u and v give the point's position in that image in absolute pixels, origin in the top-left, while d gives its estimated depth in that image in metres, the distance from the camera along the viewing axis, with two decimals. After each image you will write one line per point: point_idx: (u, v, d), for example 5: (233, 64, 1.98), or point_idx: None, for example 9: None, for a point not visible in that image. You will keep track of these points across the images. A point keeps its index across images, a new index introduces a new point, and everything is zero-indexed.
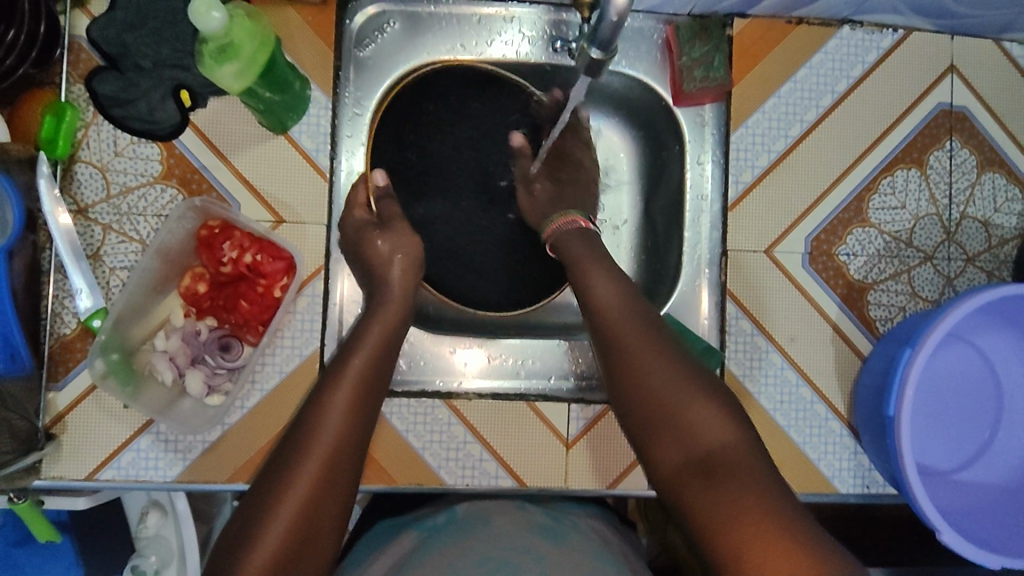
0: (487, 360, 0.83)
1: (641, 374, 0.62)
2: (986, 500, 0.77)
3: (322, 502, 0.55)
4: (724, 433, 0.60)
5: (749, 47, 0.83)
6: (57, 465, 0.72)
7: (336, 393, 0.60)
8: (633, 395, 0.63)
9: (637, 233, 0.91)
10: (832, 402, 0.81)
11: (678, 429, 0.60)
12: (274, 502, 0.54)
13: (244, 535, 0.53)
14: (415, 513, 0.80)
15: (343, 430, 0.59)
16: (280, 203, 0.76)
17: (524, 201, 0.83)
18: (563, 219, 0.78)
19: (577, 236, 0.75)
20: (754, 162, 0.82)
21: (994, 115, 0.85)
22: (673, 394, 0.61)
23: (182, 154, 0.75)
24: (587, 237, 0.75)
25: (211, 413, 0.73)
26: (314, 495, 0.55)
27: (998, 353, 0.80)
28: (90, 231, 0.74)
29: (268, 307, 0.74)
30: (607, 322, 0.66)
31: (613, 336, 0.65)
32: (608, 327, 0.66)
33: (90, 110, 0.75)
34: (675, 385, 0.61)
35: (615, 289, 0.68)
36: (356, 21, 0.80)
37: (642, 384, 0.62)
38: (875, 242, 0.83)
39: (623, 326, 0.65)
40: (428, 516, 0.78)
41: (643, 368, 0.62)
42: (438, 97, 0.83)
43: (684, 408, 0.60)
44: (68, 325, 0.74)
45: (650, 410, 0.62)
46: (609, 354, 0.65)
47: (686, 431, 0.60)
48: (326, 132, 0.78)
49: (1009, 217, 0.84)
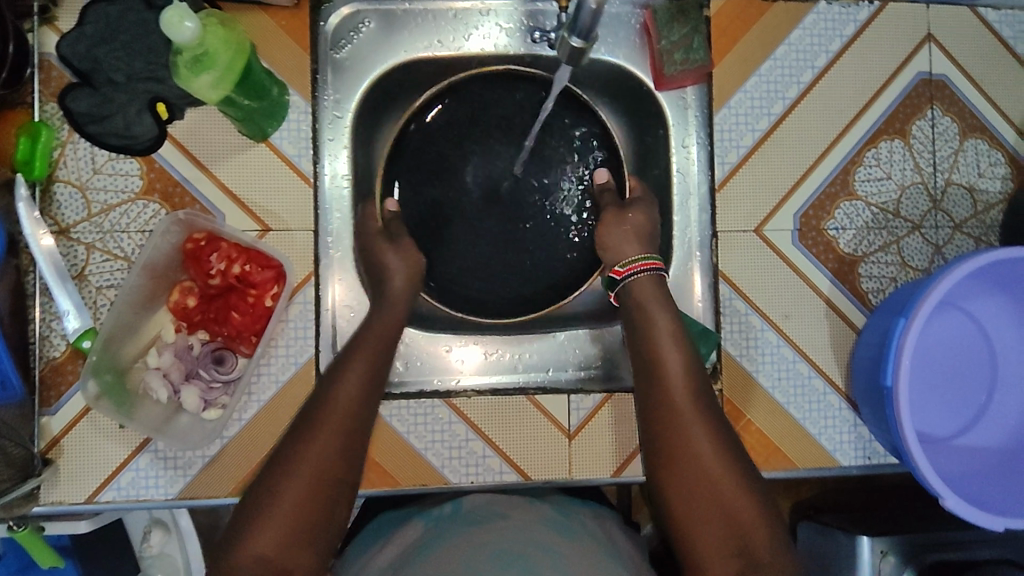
0: (484, 356, 0.83)
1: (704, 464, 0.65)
2: (986, 463, 0.78)
3: (322, 500, 0.57)
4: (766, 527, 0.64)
5: (728, 26, 0.82)
6: (55, 490, 0.71)
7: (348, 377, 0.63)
8: (680, 464, 0.66)
9: None
10: (829, 376, 0.82)
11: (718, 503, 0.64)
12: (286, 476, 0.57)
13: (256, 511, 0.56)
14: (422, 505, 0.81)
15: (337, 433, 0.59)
16: (264, 212, 0.75)
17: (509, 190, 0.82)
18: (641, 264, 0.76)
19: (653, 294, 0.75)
20: (738, 142, 0.82)
21: (972, 81, 0.85)
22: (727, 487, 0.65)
23: (163, 168, 0.74)
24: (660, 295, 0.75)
25: (210, 427, 0.72)
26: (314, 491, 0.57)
27: (990, 317, 0.80)
28: (74, 251, 0.73)
29: (260, 317, 0.73)
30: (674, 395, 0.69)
31: (675, 409, 0.68)
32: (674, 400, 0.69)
33: (65, 128, 0.74)
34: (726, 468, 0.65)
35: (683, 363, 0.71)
36: (331, 22, 0.80)
37: (697, 458, 0.66)
38: (863, 215, 0.83)
39: (690, 407, 0.68)
40: (433, 507, 0.78)
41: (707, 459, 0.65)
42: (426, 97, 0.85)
43: (736, 499, 0.64)
44: (58, 347, 0.72)
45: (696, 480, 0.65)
46: (667, 424, 0.68)
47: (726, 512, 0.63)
48: (308, 137, 0.77)
49: (993, 182, 0.85)
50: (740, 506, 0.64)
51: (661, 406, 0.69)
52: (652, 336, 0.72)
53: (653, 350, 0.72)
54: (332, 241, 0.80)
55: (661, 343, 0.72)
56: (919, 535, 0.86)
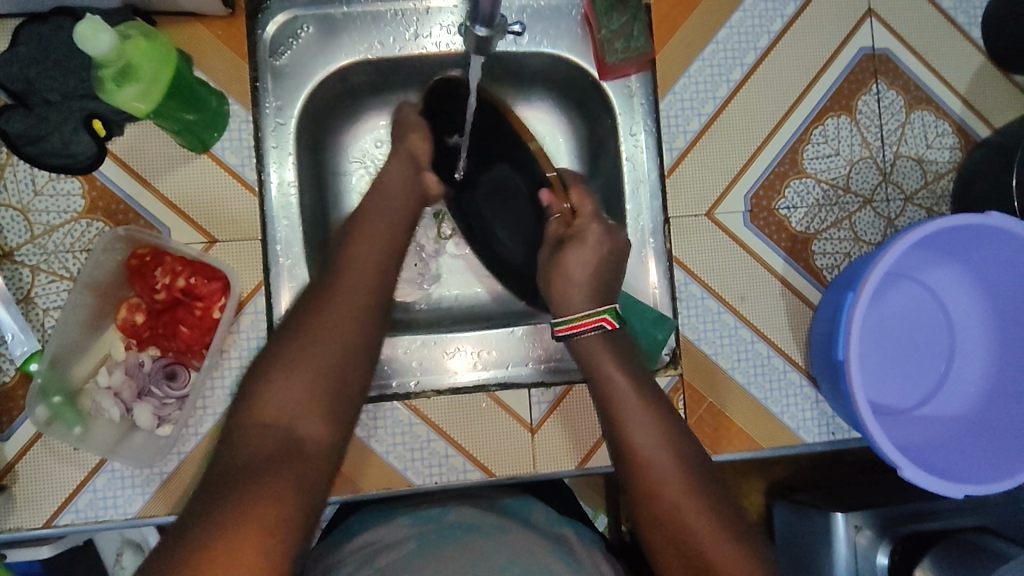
0: (459, 355, 0.83)
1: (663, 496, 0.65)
2: (948, 432, 0.78)
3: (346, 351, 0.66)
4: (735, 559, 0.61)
5: (667, 12, 0.82)
6: (12, 517, 0.71)
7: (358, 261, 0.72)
8: (663, 534, 0.65)
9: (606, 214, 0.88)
10: (788, 354, 0.82)
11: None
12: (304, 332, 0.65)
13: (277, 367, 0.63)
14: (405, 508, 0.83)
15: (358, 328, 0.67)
16: (211, 223, 0.75)
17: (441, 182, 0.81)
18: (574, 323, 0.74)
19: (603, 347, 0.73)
20: (685, 127, 0.82)
21: (915, 53, 0.85)
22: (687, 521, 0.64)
23: (105, 185, 0.74)
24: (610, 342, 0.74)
25: (164, 443, 0.72)
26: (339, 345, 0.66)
27: (945, 286, 0.81)
28: (18, 275, 0.72)
29: (209, 329, 0.73)
30: (651, 475, 0.66)
31: (634, 450, 0.67)
32: (655, 479, 0.66)
33: (3, 151, 0.73)
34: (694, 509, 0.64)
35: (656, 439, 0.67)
36: (268, 30, 0.79)
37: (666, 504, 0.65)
38: (813, 192, 0.83)
39: (652, 448, 0.67)
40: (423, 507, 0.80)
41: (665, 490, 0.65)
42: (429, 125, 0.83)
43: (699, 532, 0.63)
44: (7, 373, 0.72)
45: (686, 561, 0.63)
46: (652, 510, 0.65)
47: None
48: (250, 146, 0.76)
49: (942, 152, 0.85)
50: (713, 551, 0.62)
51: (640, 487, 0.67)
52: (620, 411, 0.70)
53: (625, 429, 0.69)
54: (282, 249, 0.79)
55: (629, 414, 0.69)
56: (892, 508, 0.86)
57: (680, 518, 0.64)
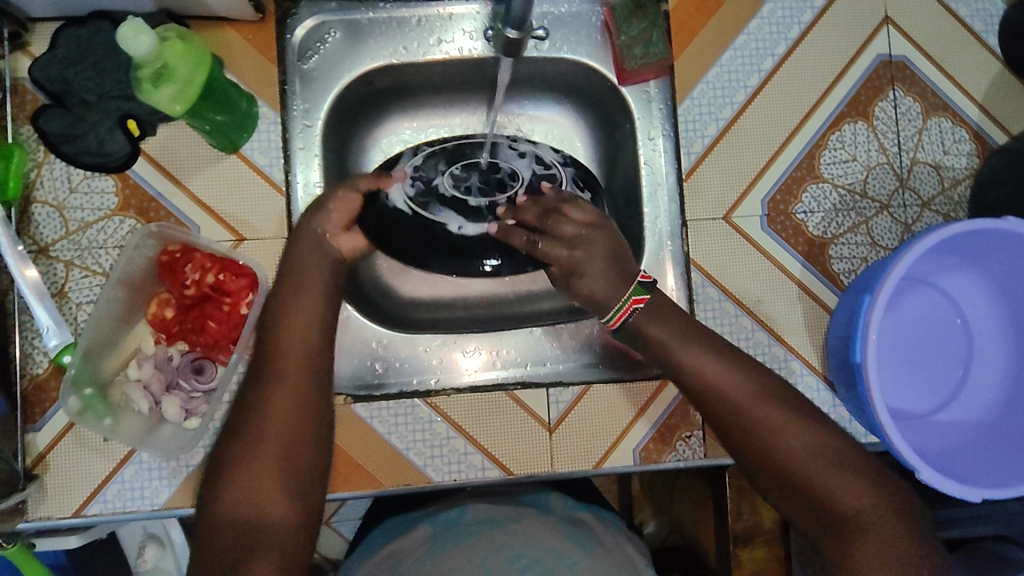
0: (479, 356, 0.84)
1: (771, 444, 0.65)
2: (966, 437, 0.79)
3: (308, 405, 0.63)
4: (853, 493, 0.63)
5: (686, 19, 0.84)
6: (42, 506, 0.72)
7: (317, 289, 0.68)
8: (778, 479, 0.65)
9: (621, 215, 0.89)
10: (805, 357, 0.82)
11: (861, 544, 0.62)
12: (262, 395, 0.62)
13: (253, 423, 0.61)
14: (424, 510, 0.84)
15: (308, 326, 0.66)
16: (238, 221, 0.77)
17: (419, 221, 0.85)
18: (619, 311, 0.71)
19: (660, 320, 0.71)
20: (703, 132, 0.84)
21: (932, 60, 0.86)
22: (803, 465, 0.64)
23: (138, 184, 0.76)
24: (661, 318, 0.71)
25: (190, 436, 0.73)
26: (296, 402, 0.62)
27: (963, 291, 0.81)
28: (53, 270, 0.74)
29: (236, 325, 0.75)
30: (775, 446, 0.64)
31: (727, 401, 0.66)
32: (781, 449, 0.64)
33: (40, 149, 0.75)
34: (807, 452, 0.64)
35: (766, 410, 0.66)
36: (297, 34, 0.81)
37: (776, 451, 0.64)
38: (830, 197, 0.84)
39: (746, 397, 0.66)
40: (439, 511, 0.82)
41: (772, 438, 0.65)
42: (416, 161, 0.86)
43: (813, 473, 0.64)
44: (40, 364, 0.74)
45: (829, 523, 0.63)
46: (786, 483, 0.64)
47: (879, 550, 0.61)
48: (277, 146, 0.78)
49: (959, 158, 0.86)
50: (829, 488, 0.63)
51: (763, 461, 0.65)
52: (713, 396, 0.67)
53: (731, 408, 0.66)
54: None
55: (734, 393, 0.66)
56: None
57: (814, 485, 0.63)
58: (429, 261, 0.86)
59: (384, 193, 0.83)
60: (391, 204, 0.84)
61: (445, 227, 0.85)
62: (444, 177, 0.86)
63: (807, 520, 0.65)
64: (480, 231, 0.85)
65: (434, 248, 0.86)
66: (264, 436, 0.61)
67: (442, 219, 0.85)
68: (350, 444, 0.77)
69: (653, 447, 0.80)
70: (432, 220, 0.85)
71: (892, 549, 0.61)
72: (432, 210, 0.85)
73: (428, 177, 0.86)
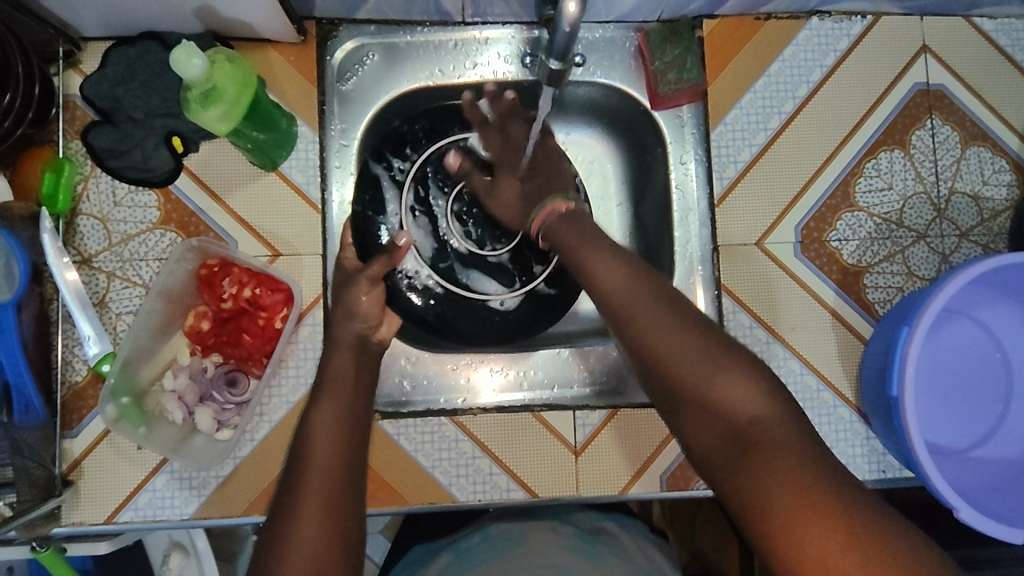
0: (495, 375, 0.85)
1: (655, 342, 0.58)
2: (1004, 476, 0.76)
3: (346, 448, 0.60)
4: (751, 398, 0.55)
5: (721, 46, 0.84)
6: (76, 511, 0.74)
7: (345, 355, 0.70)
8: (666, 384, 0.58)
9: (649, 238, 0.89)
10: (837, 388, 0.81)
11: (758, 453, 0.53)
12: (304, 444, 0.60)
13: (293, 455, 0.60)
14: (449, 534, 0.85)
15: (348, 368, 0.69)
16: (274, 237, 0.78)
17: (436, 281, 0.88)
18: (541, 212, 0.74)
19: (564, 223, 0.71)
20: (736, 158, 0.83)
21: (971, 89, 0.85)
22: (693, 369, 0.56)
23: (179, 199, 0.78)
24: (572, 221, 0.71)
25: (222, 448, 0.75)
26: (337, 444, 0.60)
27: (1002, 325, 0.79)
28: (95, 280, 0.76)
29: (270, 338, 0.76)
30: (657, 343, 0.58)
31: (609, 295, 0.62)
32: (664, 345, 0.58)
33: (87, 163, 0.77)
34: (696, 351, 0.57)
35: (661, 309, 0.59)
36: (336, 57, 0.82)
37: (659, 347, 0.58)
38: (865, 226, 0.83)
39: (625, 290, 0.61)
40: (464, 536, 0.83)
41: (656, 338, 0.58)
42: (417, 181, 0.87)
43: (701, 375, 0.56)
44: (80, 372, 0.76)
45: (725, 435, 0.55)
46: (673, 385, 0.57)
47: (782, 455, 0.52)
48: (315, 165, 0.80)
49: (998, 189, 0.84)
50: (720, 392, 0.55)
51: (654, 363, 0.58)
52: (602, 289, 0.63)
53: (627, 310, 0.60)
54: None
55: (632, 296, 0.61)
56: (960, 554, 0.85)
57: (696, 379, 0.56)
58: (458, 324, 0.88)
59: (399, 268, 0.87)
60: (414, 282, 0.88)
61: (486, 304, 0.88)
62: (451, 229, 0.88)
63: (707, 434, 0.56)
64: (519, 297, 0.89)
65: (471, 320, 0.88)
66: (297, 462, 0.59)
67: (479, 292, 0.89)
68: (378, 462, 0.78)
69: (681, 475, 0.79)
70: (468, 294, 0.88)
71: (800, 467, 0.51)
72: (458, 276, 0.89)
73: (438, 234, 0.88)
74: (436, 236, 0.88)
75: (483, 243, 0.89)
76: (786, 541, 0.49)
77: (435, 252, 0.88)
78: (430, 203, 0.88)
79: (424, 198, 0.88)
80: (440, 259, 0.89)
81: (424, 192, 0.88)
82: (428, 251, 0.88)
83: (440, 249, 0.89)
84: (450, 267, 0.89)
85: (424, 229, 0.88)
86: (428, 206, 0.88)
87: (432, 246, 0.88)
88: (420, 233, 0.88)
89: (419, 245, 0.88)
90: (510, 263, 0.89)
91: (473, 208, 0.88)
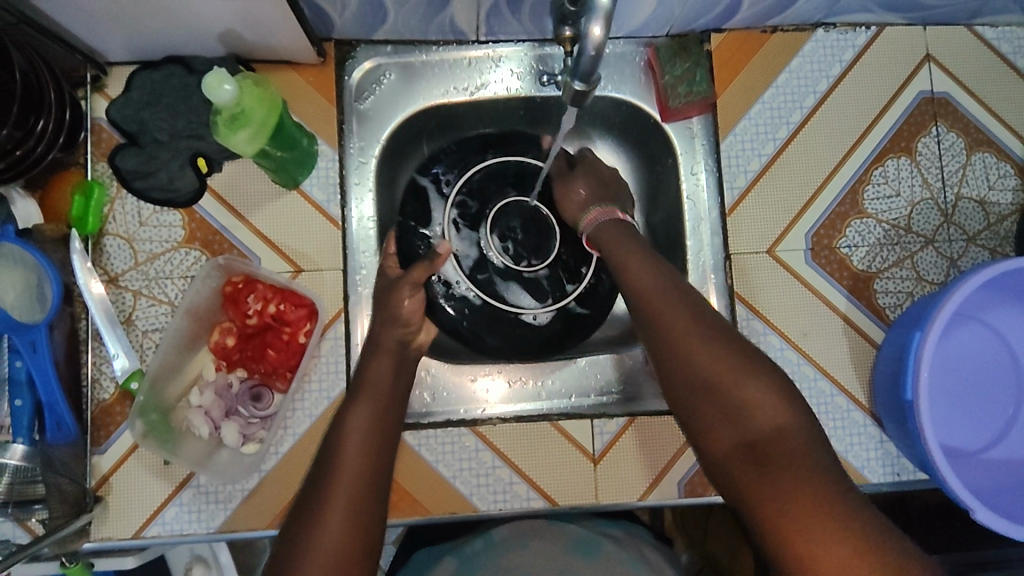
0: (507, 386, 0.86)
1: (688, 346, 0.62)
2: (1018, 477, 0.77)
3: (374, 461, 0.62)
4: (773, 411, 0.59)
5: (729, 59, 0.86)
6: (105, 526, 0.75)
7: (374, 364, 0.71)
8: (692, 385, 0.61)
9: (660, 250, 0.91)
10: (851, 393, 0.82)
11: (772, 461, 0.57)
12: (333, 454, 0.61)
13: (320, 468, 0.61)
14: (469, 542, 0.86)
15: (374, 377, 0.70)
16: (296, 254, 0.80)
17: (475, 293, 0.90)
18: (598, 212, 0.78)
19: (612, 229, 0.75)
20: (746, 167, 0.85)
21: (975, 97, 0.87)
22: (723, 376, 0.60)
23: (203, 218, 0.80)
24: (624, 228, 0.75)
25: (249, 462, 0.76)
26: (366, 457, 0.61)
27: (1012, 328, 0.80)
28: (122, 298, 0.78)
29: (295, 353, 0.78)
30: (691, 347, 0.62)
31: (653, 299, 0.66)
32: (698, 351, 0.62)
33: (114, 185, 0.79)
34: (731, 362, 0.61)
35: (697, 321, 0.63)
36: (354, 76, 0.84)
37: (692, 351, 0.62)
38: (874, 232, 0.84)
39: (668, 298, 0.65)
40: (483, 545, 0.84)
41: (689, 345, 0.62)
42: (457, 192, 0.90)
43: (729, 381, 0.60)
44: (107, 390, 0.77)
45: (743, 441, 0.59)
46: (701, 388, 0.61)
47: (791, 465, 0.56)
48: (335, 182, 0.82)
49: (1004, 194, 0.86)
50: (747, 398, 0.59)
51: (685, 364, 0.62)
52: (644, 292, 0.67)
53: (661, 320, 0.64)
54: (361, 278, 0.83)
55: (670, 313, 0.64)
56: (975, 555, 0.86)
57: (724, 386, 0.60)
58: (490, 338, 0.90)
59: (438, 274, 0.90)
60: (452, 292, 0.90)
61: (519, 316, 0.91)
62: (489, 244, 0.90)
63: (728, 442, 0.59)
64: (551, 312, 0.91)
65: (504, 332, 0.90)
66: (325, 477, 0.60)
67: (514, 305, 0.91)
68: (400, 473, 0.79)
69: (698, 481, 0.80)
70: (502, 306, 0.90)
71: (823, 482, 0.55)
72: (494, 289, 0.91)
73: (477, 247, 0.91)
74: (477, 249, 0.91)
75: (521, 256, 0.90)
76: (789, 541, 0.54)
77: (476, 265, 0.90)
78: (473, 214, 0.91)
79: (466, 210, 0.91)
80: (479, 272, 0.90)
81: (467, 204, 0.91)
82: (468, 264, 0.90)
83: (480, 262, 0.91)
84: (489, 280, 0.91)
85: (465, 242, 0.91)
86: (470, 219, 0.91)
87: (472, 258, 0.91)
88: (461, 245, 0.91)
89: (461, 257, 0.90)
90: (546, 278, 0.91)
91: (513, 221, 0.90)
